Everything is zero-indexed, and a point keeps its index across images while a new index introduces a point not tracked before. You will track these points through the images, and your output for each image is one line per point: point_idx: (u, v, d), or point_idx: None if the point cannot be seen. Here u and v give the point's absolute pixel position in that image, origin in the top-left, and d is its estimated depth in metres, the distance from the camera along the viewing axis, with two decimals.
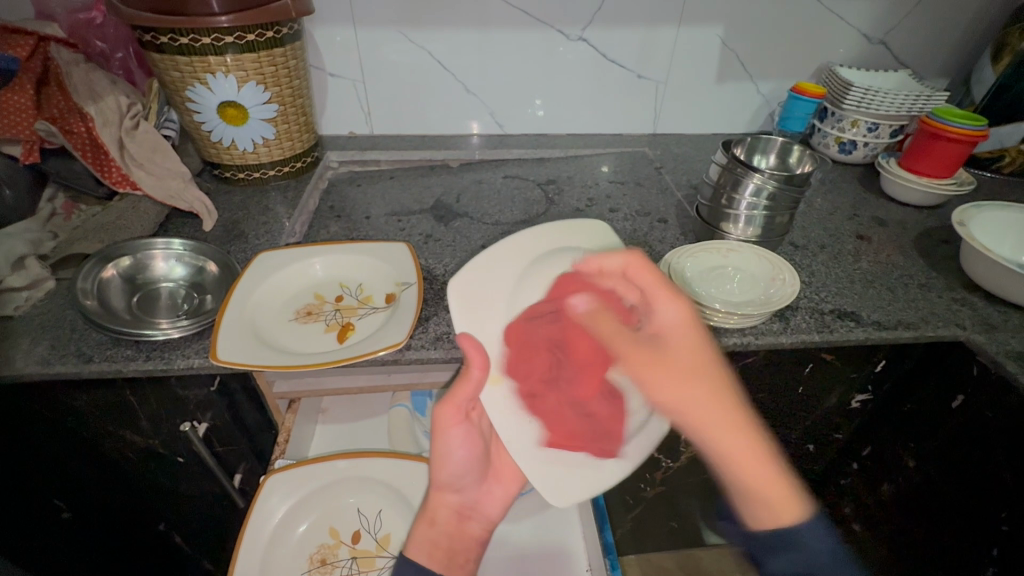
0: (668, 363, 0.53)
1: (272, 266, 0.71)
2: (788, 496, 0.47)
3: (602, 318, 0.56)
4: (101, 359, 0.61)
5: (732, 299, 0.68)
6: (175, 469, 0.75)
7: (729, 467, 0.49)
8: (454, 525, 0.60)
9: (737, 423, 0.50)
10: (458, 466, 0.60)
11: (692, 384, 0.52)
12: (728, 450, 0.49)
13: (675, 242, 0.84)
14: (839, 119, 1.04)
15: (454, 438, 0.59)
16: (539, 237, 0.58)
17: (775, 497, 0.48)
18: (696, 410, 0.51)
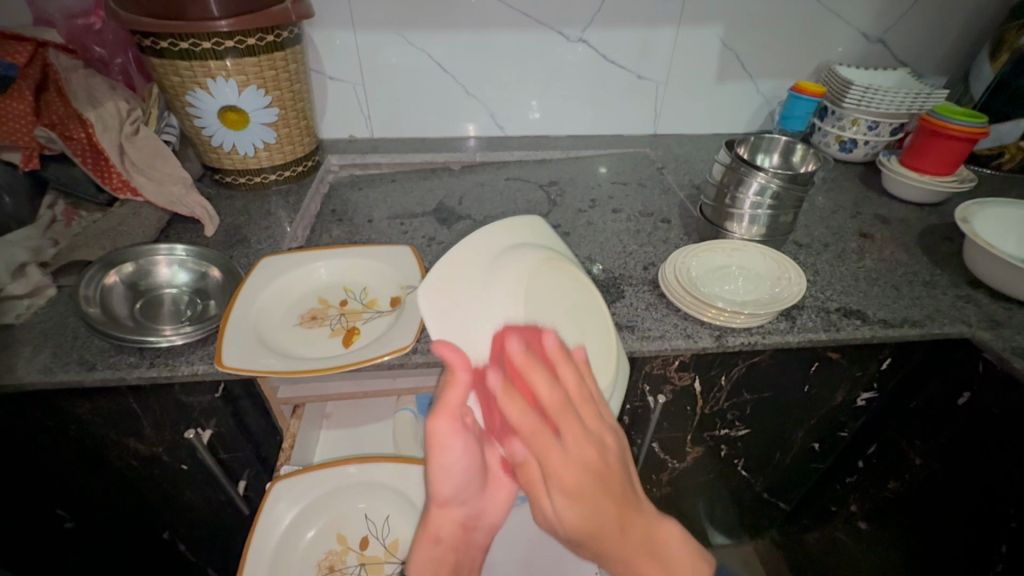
0: (552, 459, 0.43)
1: (274, 272, 0.70)
2: (689, 567, 0.47)
3: (533, 368, 0.43)
4: (104, 366, 0.61)
5: (738, 298, 0.68)
6: (179, 476, 0.74)
7: (630, 570, 0.45)
8: (459, 538, 0.50)
9: (621, 534, 0.44)
10: (459, 483, 0.47)
11: (590, 496, 0.43)
12: (614, 550, 0.44)
13: (679, 243, 0.84)
14: (839, 117, 1.04)
15: (453, 454, 0.45)
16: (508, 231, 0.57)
17: (683, 573, 0.47)
18: (586, 516, 0.43)
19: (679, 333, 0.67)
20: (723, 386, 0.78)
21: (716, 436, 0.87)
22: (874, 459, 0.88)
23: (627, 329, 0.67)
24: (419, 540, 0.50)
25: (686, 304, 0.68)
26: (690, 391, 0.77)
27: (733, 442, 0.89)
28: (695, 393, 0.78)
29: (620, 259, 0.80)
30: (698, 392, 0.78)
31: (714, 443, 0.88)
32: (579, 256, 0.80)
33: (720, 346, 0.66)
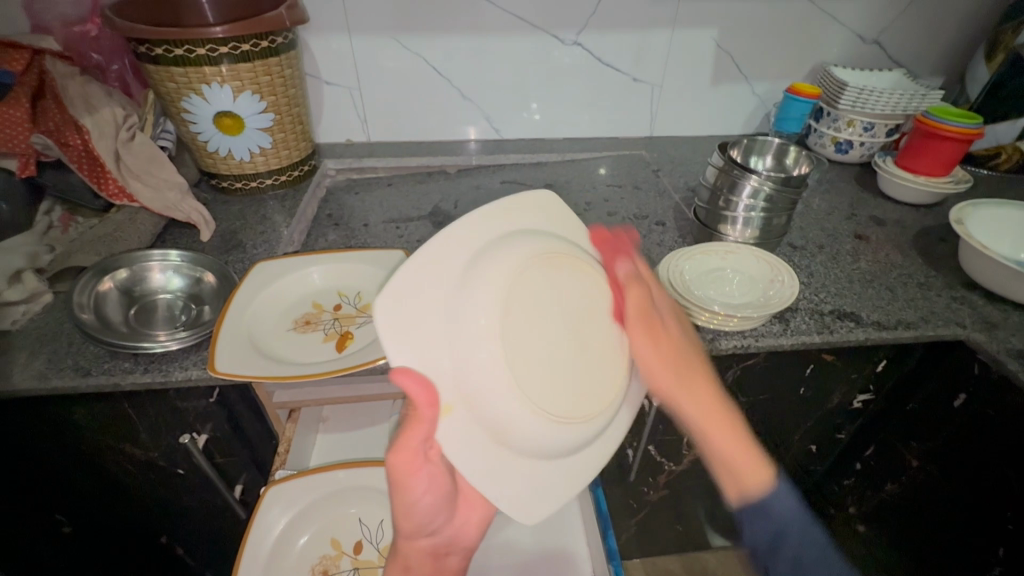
0: (685, 354, 0.58)
1: (268, 277, 0.71)
2: (757, 462, 0.52)
3: (631, 285, 0.57)
4: (99, 372, 0.61)
5: (731, 301, 0.68)
6: (174, 481, 0.75)
7: (712, 437, 0.54)
8: (430, 564, 0.57)
9: (710, 400, 0.55)
10: (423, 512, 0.53)
11: (693, 370, 0.57)
12: (716, 436, 0.54)
13: (673, 245, 0.84)
14: (835, 119, 1.04)
15: (420, 485, 0.51)
16: (503, 212, 0.55)
17: (747, 461, 0.52)
18: (671, 372, 0.56)
19: None
20: (718, 389, 0.78)
21: None
22: (871, 461, 0.88)
23: None
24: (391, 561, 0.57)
25: (679, 307, 0.68)
26: None
27: None
28: None
29: None
30: None
31: None
32: None
33: (713, 349, 0.66)
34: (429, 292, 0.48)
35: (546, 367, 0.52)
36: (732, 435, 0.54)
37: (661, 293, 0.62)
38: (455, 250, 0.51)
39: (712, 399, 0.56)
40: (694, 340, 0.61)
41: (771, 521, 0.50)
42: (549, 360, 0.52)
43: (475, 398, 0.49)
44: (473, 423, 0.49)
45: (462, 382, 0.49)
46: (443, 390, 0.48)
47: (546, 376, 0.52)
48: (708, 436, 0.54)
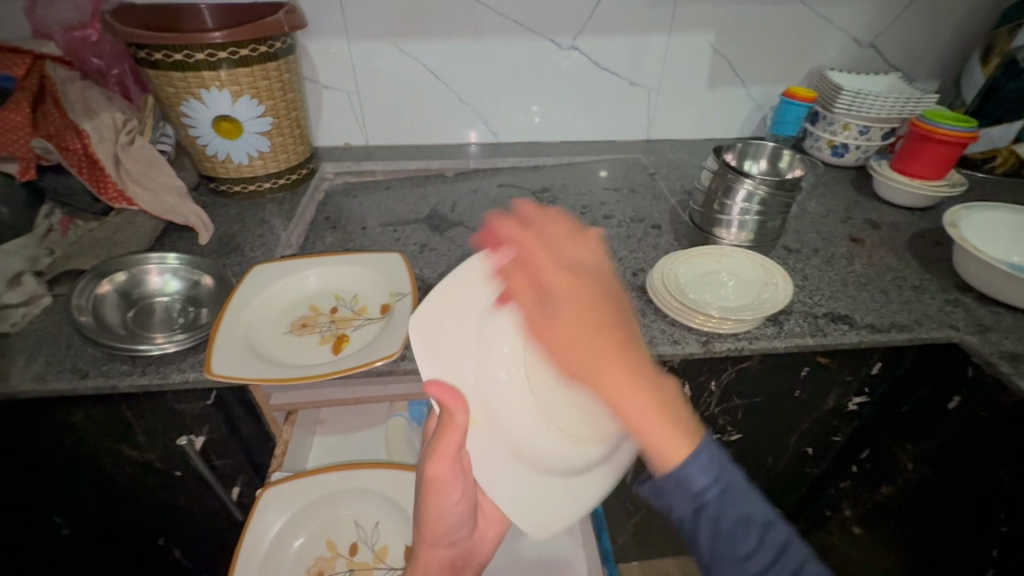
0: (597, 309, 0.46)
1: (266, 280, 0.71)
2: (674, 435, 0.42)
3: (552, 228, 0.52)
4: (97, 374, 0.61)
5: (725, 304, 0.68)
6: (172, 483, 0.75)
7: (619, 409, 0.44)
8: None
9: (607, 360, 0.44)
10: (449, 522, 0.51)
11: (593, 329, 0.46)
12: (608, 395, 0.44)
13: (669, 248, 0.84)
14: (830, 122, 1.04)
15: (451, 497, 0.50)
16: (525, 252, 0.59)
17: (659, 432, 0.42)
18: (570, 335, 0.46)
19: (667, 339, 0.67)
20: (713, 391, 0.78)
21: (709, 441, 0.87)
22: (868, 463, 0.88)
23: None
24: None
25: (673, 310, 0.69)
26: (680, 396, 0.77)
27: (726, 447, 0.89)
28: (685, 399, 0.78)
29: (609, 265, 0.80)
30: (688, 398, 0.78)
31: None
32: None
33: (707, 352, 0.67)
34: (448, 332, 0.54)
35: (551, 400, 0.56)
36: (648, 396, 0.43)
37: (587, 245, 0.51)
38: (471, 292, 0.56)
39: (620, 363, 0.44)
40: (623, 302, 0.49)
41: (689, 493, 0.42)
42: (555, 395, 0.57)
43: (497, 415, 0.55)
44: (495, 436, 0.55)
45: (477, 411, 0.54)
46: (472, 404, 0.54)
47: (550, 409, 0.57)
48: (619, 416, 0.44)
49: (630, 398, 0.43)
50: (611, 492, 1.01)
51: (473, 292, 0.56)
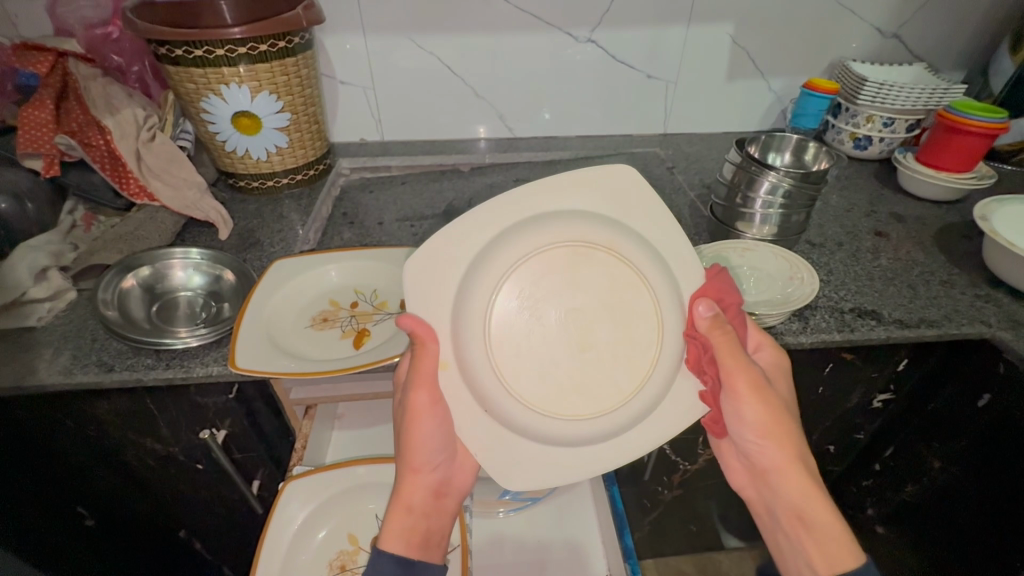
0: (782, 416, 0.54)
1: (286, 275, 0.71)
2: (849, 540, 0.49)
3: (715, 332, 0.53)
4: (122, 368, 0.62)
5: (750, 299, 0.67)
6: (195, 475, 0.76)
7: (807, 511, 0.51)
8: (430, 506, 0.56)
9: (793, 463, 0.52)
10: (430, 448, 0.55)
11: (783, 430, 0.53)
12: (801, 495, 0.52)
13: (689, 243, 0.83)
14: (854, 115, 1.02)
15: (430, 422, 0.54)
16: (548, 194, 0.53)
17: (827, 547, 0.49)
18: (772, 438, 0.53)
19: None
20: None
21: None
22: (892, 462, 0.87)
23: None
24: (392, 509, 0.55)
25: None
26: None
27: None
28: None
29: None
30: None
31: None
32: None
33: None
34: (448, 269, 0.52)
35: (545, 353, 0.56)
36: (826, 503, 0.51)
37: (775, 355, 0.59)
38: (482, 232, 0.52)
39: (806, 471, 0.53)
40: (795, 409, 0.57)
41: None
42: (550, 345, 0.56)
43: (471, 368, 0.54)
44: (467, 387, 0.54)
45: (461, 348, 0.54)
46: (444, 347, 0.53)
47: (541, 358, 0.56)
48: (805, 515, 0.51)
49: (816, 511, 0.51)
50: (628, 488, 1.00)
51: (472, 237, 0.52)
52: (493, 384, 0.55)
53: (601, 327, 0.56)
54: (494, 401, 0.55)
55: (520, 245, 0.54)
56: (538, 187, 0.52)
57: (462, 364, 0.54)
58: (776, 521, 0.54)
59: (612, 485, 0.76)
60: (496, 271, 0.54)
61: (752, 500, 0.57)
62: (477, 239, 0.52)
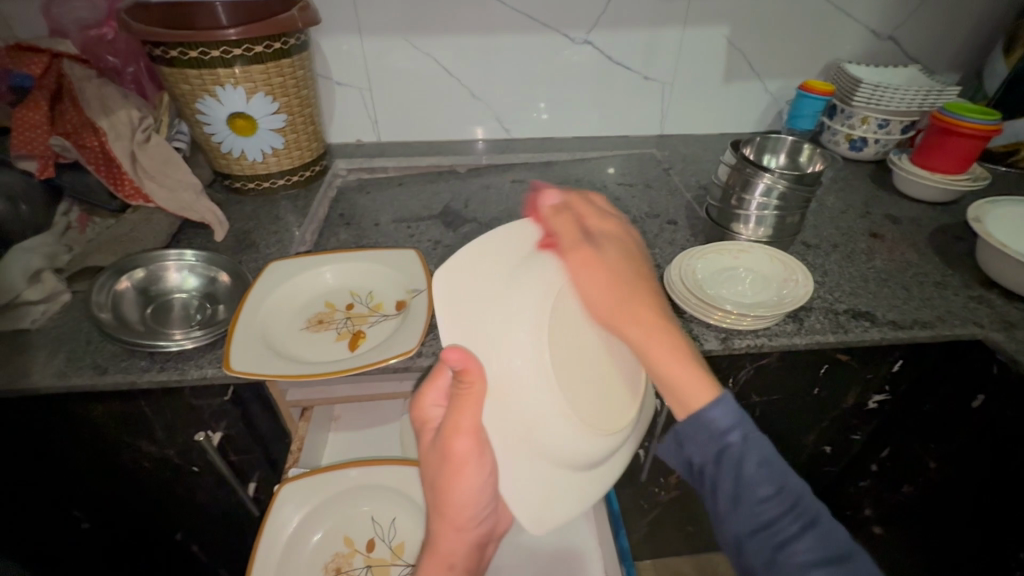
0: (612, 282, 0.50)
1: (281, 277, 0.71)
2: (700, 378, 0.48)
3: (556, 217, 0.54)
4: (116, 370, 0.62)
5: (745, 300, 0.67)
6: (190, 477, 0.76)
7: (654, 361, 0.49)
8: (470, 555, 0.56)
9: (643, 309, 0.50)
10: (475, 503, 0.53)
11: (632, 289, 0.51)
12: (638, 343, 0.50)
13: (685, 244, 0.83)
14: (849, 116, 1.02)
15: (475, 479, 0.51)
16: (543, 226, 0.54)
17: (682, 381, 0.48)
18: (607, 307, 0.50)
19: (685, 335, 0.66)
20: (730, 389, 0.77)
21: None
22: (888, 463, 0.87)
23: None
24: (428, 557, 0.55)
25: (691, 307, 0.68)
26: None
27: None
28: None
29: None
30: None
31: None
32: None
33: (726, 349, 0.65)
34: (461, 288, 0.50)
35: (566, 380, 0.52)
36: (677, 353, 0.49)
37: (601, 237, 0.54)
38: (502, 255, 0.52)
39: (649, 328, 0.50)
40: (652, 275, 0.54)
41: (750, 518, 0.46)
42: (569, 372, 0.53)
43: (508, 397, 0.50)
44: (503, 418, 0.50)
45: (497, 369, 0.49)
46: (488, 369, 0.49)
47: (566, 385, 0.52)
48: (657, 364, 0.49)
49: (662, 359, 0.49)
50: (625, 489, 1.00)
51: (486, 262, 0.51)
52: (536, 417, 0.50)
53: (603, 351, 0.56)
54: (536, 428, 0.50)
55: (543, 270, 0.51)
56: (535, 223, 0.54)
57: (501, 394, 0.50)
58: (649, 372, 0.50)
59: (606, 487, 0.79)
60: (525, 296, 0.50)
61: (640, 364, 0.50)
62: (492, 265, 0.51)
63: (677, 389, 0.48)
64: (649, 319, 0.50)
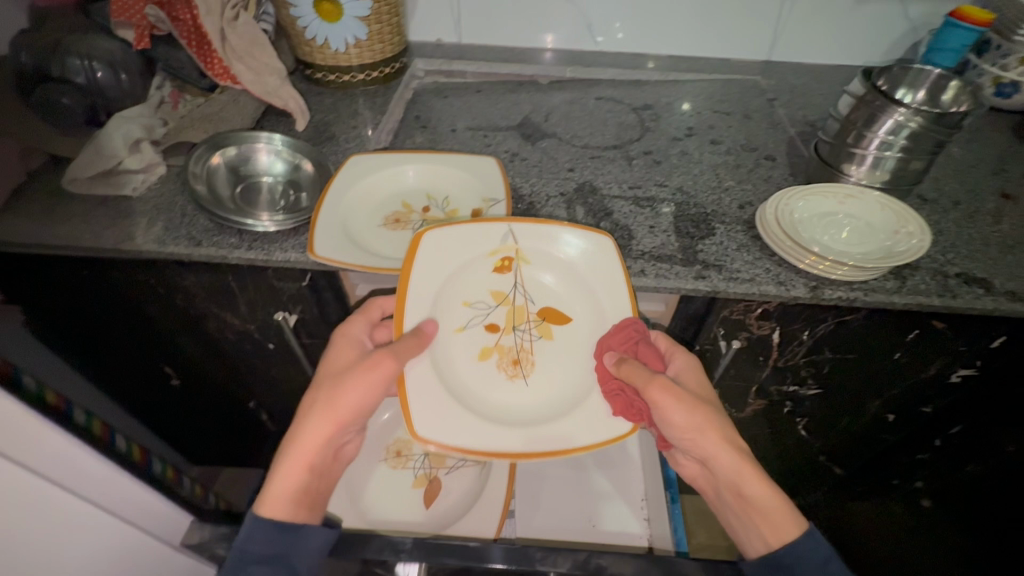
0: (699, 406, 0.55)
1: (363, 171, 0.71)
2: (786, 513, 0.51)
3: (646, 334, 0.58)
4: (208, 244, 0.65)
5: (844, 249, 0.62)
6: (267, 353, 0.83)
7: (743, 486, 0.53)
8: (327, 465, 0.55)
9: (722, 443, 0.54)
10: (355, 412, 0.55)
11: (710, 424, 0.55)
12: (737, 475, 0.54)
13: (782, 183, 0.76)
14: (1004, 54, 0.88)
15: (371, 390, 0.54)
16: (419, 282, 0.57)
17: (773, 517, 0.51)
18: (694, 431, 0.54)
19: (772, 278, 0.62)
20: (803, 340, 0.74)
21: (783, 390, 0.84)
22: (955, 439, 0.84)
23: (714, 267, 0.63)
24: (291, 451, 0.53)
25: (784, 249, 0.63)
26: (767, 340, 0.75)
27: (800, 400, 0.86)
28: (772, 343, 0.75)
29: (712, 194, 0.74)
30: (775, 343, 0.75)
31: (779, 397, 0.86)
32: (669, 187, 0.76)
33: (814, 298, 0.61)
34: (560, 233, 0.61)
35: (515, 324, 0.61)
36: (760, 476, 0.53)
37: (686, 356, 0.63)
38: (436, 272, 0.58)
39: (745, 455, 0.54)
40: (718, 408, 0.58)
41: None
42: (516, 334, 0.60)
43: (483, 261, 0.62)
44: (484, 257, 0.62)
45: (468, 260, 0.61)
46: (448, 256, 0.59)
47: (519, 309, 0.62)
48: (741, 492, 0.53)
49: (751, 486, 0.53)
50: None
51: (439, 253, 0.59)
52: (502, 284, 0.62)
53: (550, 356, 0.60)
54: (512, 271, 0.62)
55: (440, 312, 0.58)
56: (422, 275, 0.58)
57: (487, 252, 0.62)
58: (725, 500, 0.56)
59: None
60: (452, 292, 0.60)
61: (704, 487, 0.59)
62: (438, 263, 0.59)
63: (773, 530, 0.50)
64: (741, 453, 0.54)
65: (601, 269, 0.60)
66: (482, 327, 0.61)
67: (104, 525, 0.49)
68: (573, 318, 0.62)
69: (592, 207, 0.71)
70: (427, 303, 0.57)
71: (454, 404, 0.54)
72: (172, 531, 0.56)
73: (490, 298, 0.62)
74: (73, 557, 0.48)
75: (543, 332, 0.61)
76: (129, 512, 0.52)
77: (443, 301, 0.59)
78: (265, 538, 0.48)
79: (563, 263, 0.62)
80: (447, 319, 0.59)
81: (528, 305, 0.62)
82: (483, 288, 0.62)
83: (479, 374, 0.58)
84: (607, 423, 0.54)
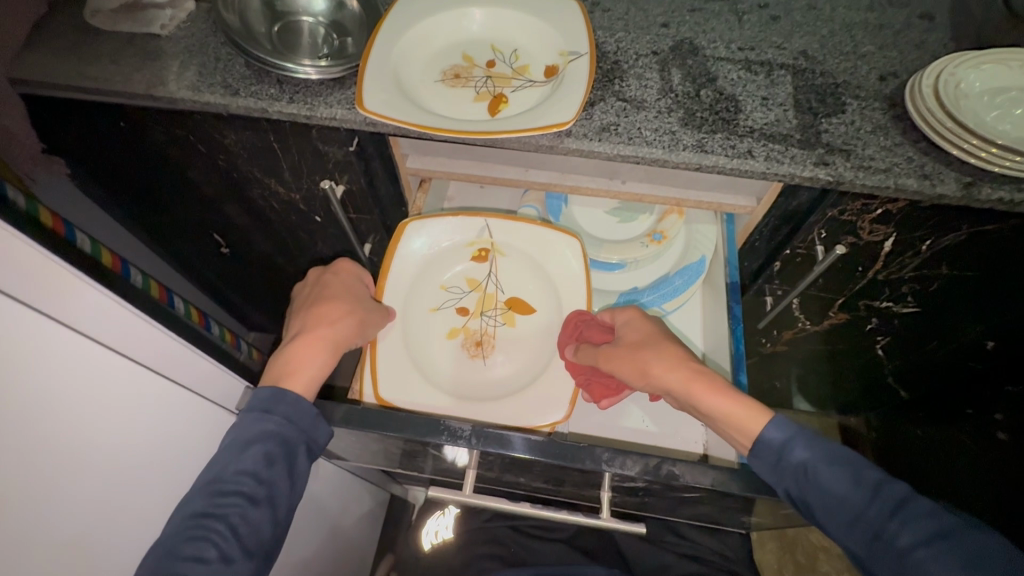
0: (638, 351, 0.55)
1: (418, 12, 0.59)
2: (748, 408, 0.49)
3: (585, 318, 0.63)
4: (247, 94, 0.57)
5: (1019, 138, 0.49)
6: (314, 225, 0.79)
7: (701, 404, 0.51)
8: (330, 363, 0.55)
9: (670, 370, 0.52)
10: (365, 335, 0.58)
11: (648, 359, 0.54)
12: (690, 393, 0.51)
13: (939, 49, 0.60)
14: None
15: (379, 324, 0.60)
16: (400, 264, 0.67)
17: (738, 415, 0.49)
18: (642, 372, 0.54)
19: (914, 171, 0.51)
20: (919, 252, 0.64)
21: (873, 307, 0.75)
22: None
23: (841, 153, 0.52)
24: (326, 338, 0.54)
25: (936, 134, 0.50)
26: (874, 250, 0.65)
27: (890, 319, 0.76)
28: (880, 253, 0.65)
29: (844, 60, 0.59)
30: (884, 254, 0.65)
31: (865, 314, 0.77)
32: (790, 49, 0.60)
33: (964, 199, 0.50)
34: (533, 231, 0.69)
35: (482, 309, 0.67)
36: (715, 389, 0.51)
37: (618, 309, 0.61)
38: (413, 258, 0.68)
39: (695, 371, 0.52)
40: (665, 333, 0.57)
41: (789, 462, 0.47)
42: (479, 318, 0.67)
43: (462, 251, 0.69)
44: (461, 246, 0.69)
45: (447, 248, 0.69)
46: (437, 234, 0.68)
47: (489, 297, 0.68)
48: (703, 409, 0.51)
49: (704, 399, 0.51)
50: None
51: (415, 244, 0.68)
52: (477, 274, 0.69)
53: (509, 341, 0.66)
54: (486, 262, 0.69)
55: (415, 294, 0.67)
56: (399, 258, 0.67)
57: (467, 240, 0.69)
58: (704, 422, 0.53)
59: (737, 324, 0.67)
60: (427, 278, 0.68)
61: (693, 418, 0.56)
62: (416, 254, 0.68)
63: (744, 424, 0.49)
64: (687, 372, 0.52)
65: (562, 266, 0.68)
66: (454, 310, 0.68)
67: (160, 384, 0.47)
68: (538, 308, 0.68)
69: (691, 70, 0.58)
70: (401, 283, 0.67)
71: (415, 377, 0.63)
72: (223, 393, 0.56)
73: (465, 285, 0.69)
74: (148, 417, 0.46)
75: (507, 319, 0.67)
76: (180, 373, 0.49)
77: (419, 283, 0.68)
78: (303, 409, 0.49)
79: (532, 258, 0.69)
80: (422, 302, 0.67)
81: (497, 293, 0.68)
82: (457, 275, 0.69)
83: (446, 353, 0.66)
84: (538, 411, 0.61)
